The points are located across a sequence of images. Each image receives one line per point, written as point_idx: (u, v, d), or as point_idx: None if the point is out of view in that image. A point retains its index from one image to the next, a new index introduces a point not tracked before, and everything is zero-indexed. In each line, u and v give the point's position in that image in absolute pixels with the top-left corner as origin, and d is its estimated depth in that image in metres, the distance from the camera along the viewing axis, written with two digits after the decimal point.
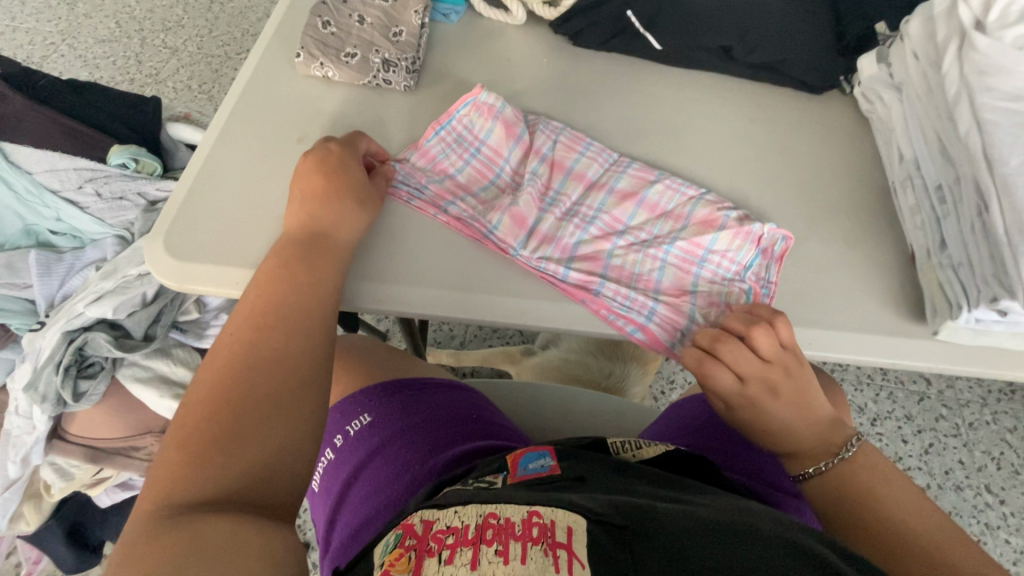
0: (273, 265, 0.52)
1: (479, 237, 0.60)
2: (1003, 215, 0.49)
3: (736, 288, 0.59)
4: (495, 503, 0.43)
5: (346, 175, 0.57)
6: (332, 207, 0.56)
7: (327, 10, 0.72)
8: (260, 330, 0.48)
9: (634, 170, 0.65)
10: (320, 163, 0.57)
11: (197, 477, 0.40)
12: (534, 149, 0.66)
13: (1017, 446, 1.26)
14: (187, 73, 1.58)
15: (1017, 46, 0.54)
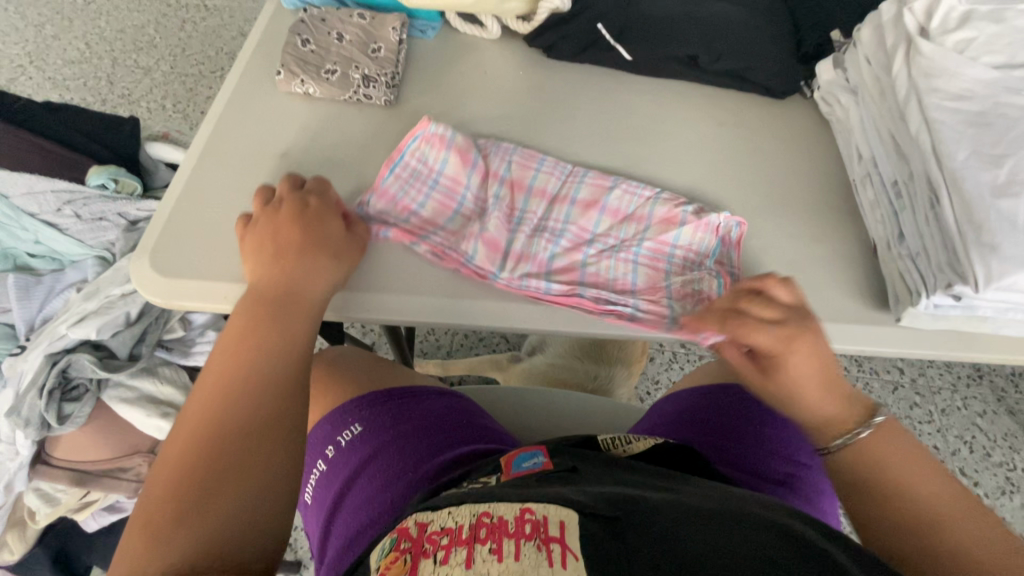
0: (238, 323, 0.52)
1: (459, 266, 0.61)
2: (953, 207, 0.53)
3: (707, 275, 0.62)
4: (487, 502, 0.44)
5: (315, 225, 0.57)
6: (300, 258, 0.55)
7: (307, 28, 0.74)
8: (227, 391, 0.48)
9: (590, 179, 0.67)
10: (293, 212, 0.57)
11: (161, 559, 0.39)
12: (491, 172, 0.67)
13: (987, 430, 1.31)
14: (162, 94, 1.58)
15: (958, 50, 0.58)
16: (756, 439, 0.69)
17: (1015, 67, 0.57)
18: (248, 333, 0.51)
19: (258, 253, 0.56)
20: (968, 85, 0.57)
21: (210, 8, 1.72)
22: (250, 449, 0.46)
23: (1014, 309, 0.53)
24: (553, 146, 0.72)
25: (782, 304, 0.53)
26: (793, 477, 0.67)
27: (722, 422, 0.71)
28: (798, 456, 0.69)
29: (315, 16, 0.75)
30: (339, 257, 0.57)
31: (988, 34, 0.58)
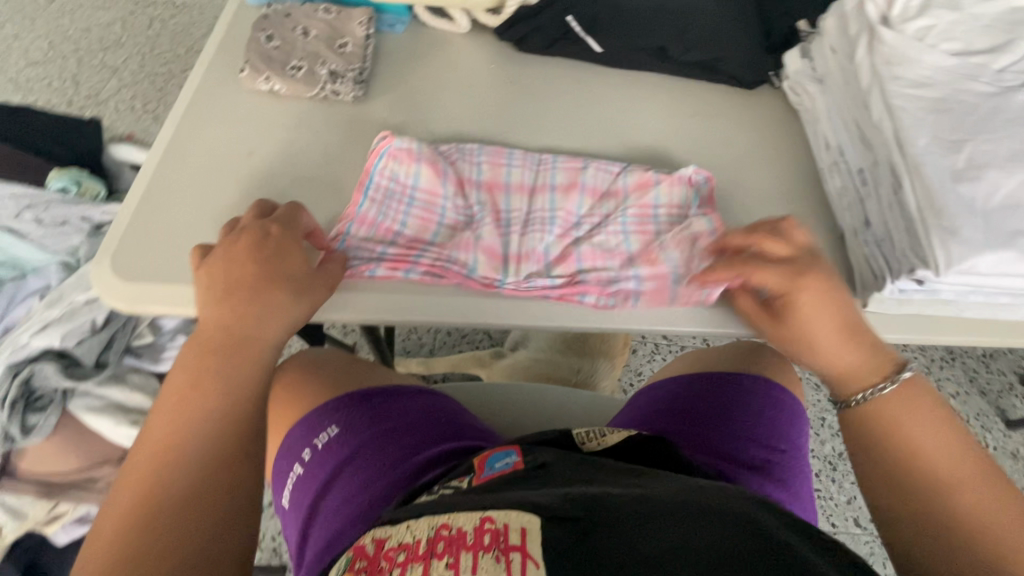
0: (184, 377, 0.48)
1: (459, 281, 0.59)
2: (915, 193, 0.54)
3: (695, 222, 0.62)
4: (446, 514, 0.44)
5: (275, 259, 0.53)
6: (256, 296, 0.51)
7: (271, 24, 0.72)
8: (171, 447, 0.45)
9: (562, 163, 0.67)
10: (252, 245, 0.53)
11: None
12: (466, 179, 0.65)
13: (961, 410, 1.34)
14: (130, 93, 1.54)
15: (919, 38, 0.59)
16: (734, 427, 0.70)
17: (973, 53, 0.58)
18: (195, 382, 0.47)
19: (211, 292, 0.51)
20: (928, 73, 0.58)
21: (178, 5, 1.68)
22: (191, 515, 0.42)
23: (975, 291, 0.54)
24: (524, 141, 0.72)
25: (794, 243, 0.55)
26: (770, 463, 0.68)
27: (700, 412, 0.71)
28: (775, 442, 0.70)
29: (279, 11, 0.73)
30: (301, 293, 0.53)
31: (947, 21, 0.59)
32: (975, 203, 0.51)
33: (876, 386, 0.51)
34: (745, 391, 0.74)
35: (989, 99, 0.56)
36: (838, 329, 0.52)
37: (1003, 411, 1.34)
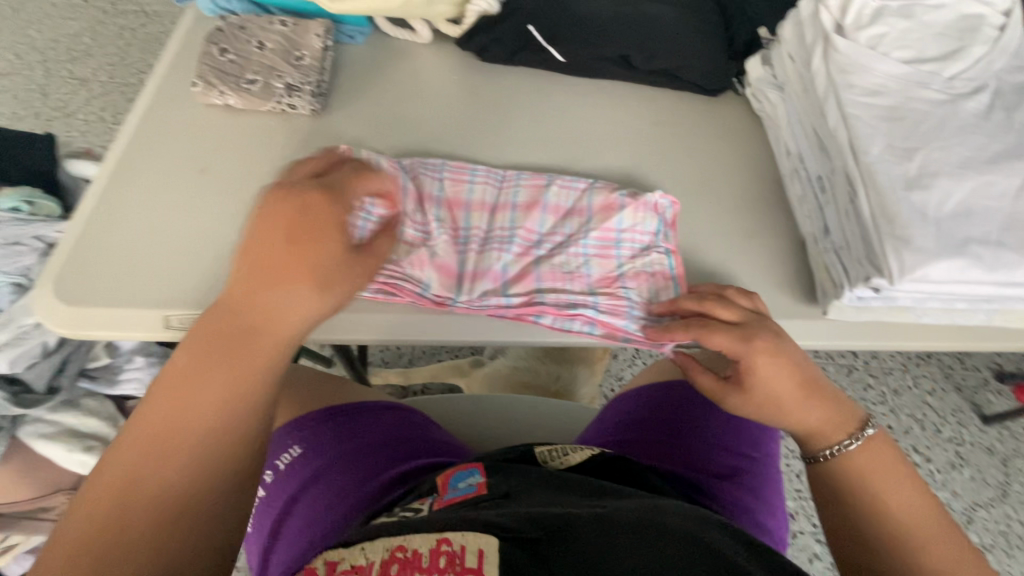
0: (190, 351, 0.39)
1: (412, 299, 0.58)
2: (869, 201, 0.54)
3: (655, 253, 0.61)
4: (402, 534, 0.42)
5: (316, 233, 0.42)
6: (286, 280, 0.40)
7: (225, 37, 0.71)
8: (159, 453, 0.37)
9: (526, 180, 0.66)
10: (297, 208, 0.42)
11: None
12: (426, 195, 0.63)
13: (936, 407, 1.30)
14: (100, 104, 1.50)
15: (872, 46, 0.59)
16: (704, 435, 0.68)
17: (924, 61, 0.59)
18: (201, 373, 0.38)
19: (245, 259, 0.41)
20: (881, 81, 0.58)
21: (150, 14, 1.65)
22: (186, 511, 0.37)
23: (931, 298, 0.54)
24: (486, 153, 0.71)
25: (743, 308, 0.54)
26: (740, 472, 0.66)
27: (668, 422, 0.70)
28: (746, 449, 0.68)
29: (234, 24, 0.72)
30: (339, 276, 0.43)
31: (899, 29, 0.60)
32: (927, 211, 0.52)
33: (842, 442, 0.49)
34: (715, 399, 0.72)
35: (939, 107, 0.57)
36: (798, 392, 0.50)
37: (978, 406, 1.31)
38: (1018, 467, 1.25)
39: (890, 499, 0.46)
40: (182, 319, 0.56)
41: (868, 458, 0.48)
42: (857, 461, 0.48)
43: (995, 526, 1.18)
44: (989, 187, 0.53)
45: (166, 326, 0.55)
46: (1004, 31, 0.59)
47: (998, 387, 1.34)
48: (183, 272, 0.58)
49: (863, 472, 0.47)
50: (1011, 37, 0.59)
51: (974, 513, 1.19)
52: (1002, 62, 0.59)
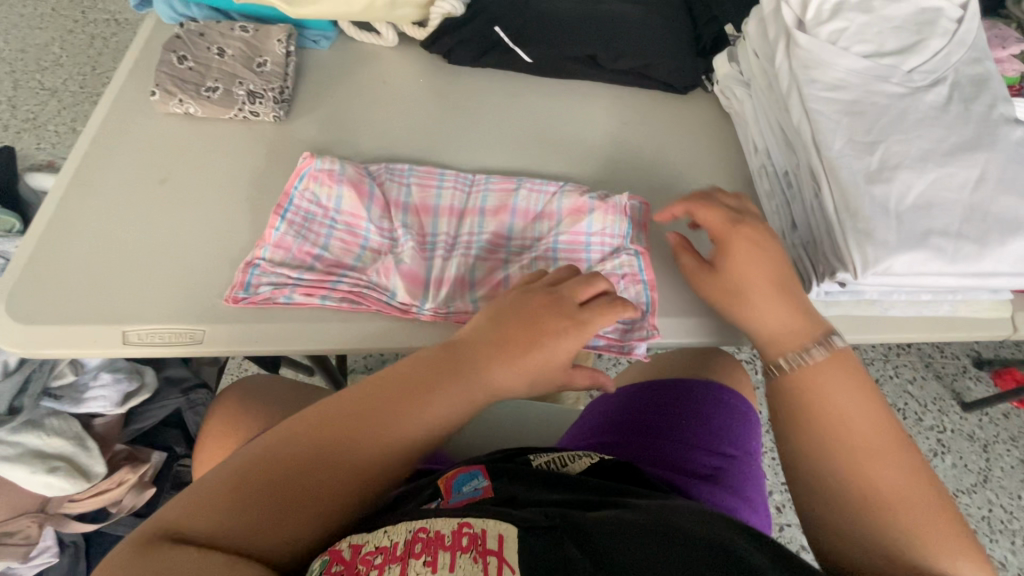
0: (413, 367, 0.49)
1: (378, 307, 0.57)
2: (833, 196, 0.54)
3: (625, 256, 0.61)
4: (423, 517, 0.41)
5: (550, 339, 0.51)
6: (506, 368, 0.50)
7: (183, 45, 0.69)
8: (348, 440, 0.45)
9: (494, 184, 0.65)
10: (543, 305, 0.52)
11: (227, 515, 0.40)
12: (392, 201, 0.62)
13: (917, 395, 1.32)
14: (71, 115, 1.46)
15: (832, 41, 0.60)
16: (685, 435, 0.67)
17: (884, 55, 0.59)
18: (403, 407, 0.47)
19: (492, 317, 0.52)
20: (842, 75, 0.58)
21: (120, 23, 1.62)
22: (353, 481, 0.45)
23: (897, 290, 0.55)
24: (455, 155, 0.70)
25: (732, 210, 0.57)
26: (720, 471, 0.65)
27: (648, 424, 0.68)
28: (727, 447, 0.67)
29: (193, 31, 0.70)
30: (527, 380, 0.51)
31: (859, 23, 0.60)
32: (889, 205, 0.52)
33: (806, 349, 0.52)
34: (696, 397, 0.70)
35: (899, 100, 0.57)
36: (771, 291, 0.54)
37: (958, 393, 1.33)
38: (999, 453, 1.26)
39: (848, 408, 0.48)
40: (141, 334, 0.54)
41: (835, 368, 0.50)
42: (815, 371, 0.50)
43: (978, 511, 1.20)
44: (950, 179, 0.53)
45: (124, 343, 0.54)
46: (961, 24, 0.60)
47: (977, 374, 1.35)
48: (143, 286, 0.56)
49: (828, 379, 0.50)
50: (967, 30, 0.60)
51: (957, 499, 1.20)
52: (960, 54, 0.59)
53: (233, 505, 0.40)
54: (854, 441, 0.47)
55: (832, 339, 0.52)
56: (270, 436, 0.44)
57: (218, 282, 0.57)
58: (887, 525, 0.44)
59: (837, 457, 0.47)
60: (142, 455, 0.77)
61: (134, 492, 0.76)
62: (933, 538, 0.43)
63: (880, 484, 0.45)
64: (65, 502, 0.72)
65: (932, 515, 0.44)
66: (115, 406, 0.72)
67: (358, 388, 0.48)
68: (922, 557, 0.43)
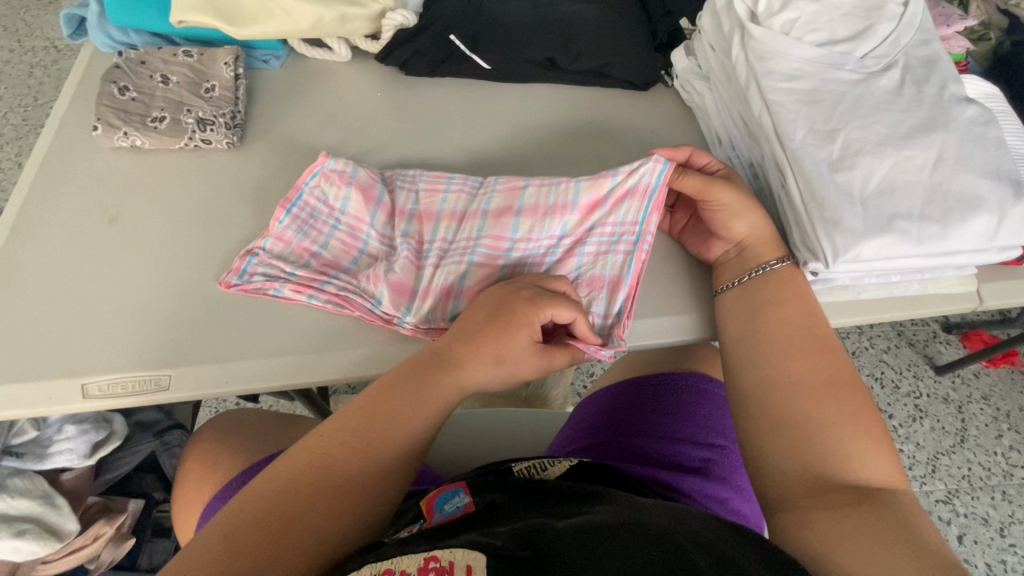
0: (387, 378, 0.50)
1: (361, 313, 0.55)
2: (798, 185, 0.54)
3: (622, 249, 0.58)
4: (390, 556, 0.39)
5: (507, 323, 0.50)
6: (468, 363, 0.50)
7: (124, 75, 0.66)
8: (333, 458, 0.45)
9: (503, 184, 0.61)
10: (496, 300, 0.52)
11: (213, 559, 0.39)
12: (399, 208, 0.60)
13: (893, 363, 1.35)
14: (15, 151, 1.39)
15: (785, 31, 0.60)
16: (670, 427, 0.67)
17: (836, 42, 0.60)
18: (379, 421, 0.47)
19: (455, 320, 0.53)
20: (797, 65, 0.59)
21: (61, 49, 1.55)
22: (341, 494, 0.44)
23: (868, 275, 0.56)
24: (420, 169, 0.68)
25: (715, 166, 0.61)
26: (709, 463, 0.65)
27: (635, 421, 0.68)
28: (714, 438, 0.67)
29: (132, 59, 0.67)
30: (497, 372, 0.51)
31: (809, 13, 0.60)
32: (853, 192, 0.52)
33: (768, 263, 0.55)
34: (678, 389, 0.71)
35: (855, 87, 0.58)
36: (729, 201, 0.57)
37: (930, 358, 1.36)
38: (973, 412, 1.31)
39: (780, 312, 0.52)
40: (102, 386, 0.51)
41: (763, 286, 0.54)
42: (762, 282, 0.54)
43: (959, 471, 1.24)
44: (908, 162, 0.54)
45: (83, 397, 0.51)
46: (907, 7, 0.61)
47: (947, 339, 1.39)
48: (97, 338, 0.53)
49: (756, 296, 0.54)
50: (914, 12, 0.61)
51: (937, 461, 1.24)
52: (909, 37, 0.60)
53: (216, 557, 0.39)
54: (778, 350, 0.50)
55: (768, 265, 0.55)
56: (249, 488, 0.43)
57: (181, 323, 0.55)
58: (798, 416, 0.46)
59: (762, 357, 0.50)
60: (117, 505, 0.74)
61: (113, 545, 0.73)
62: (837, 441, 0.45)
63: (800, 389, 0.48)
64: (37, 565, 0.67)
65: (849, 423, 0.45)
66: (83, 457, 0.69)
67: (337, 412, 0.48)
68: (825, 456, 0.44)
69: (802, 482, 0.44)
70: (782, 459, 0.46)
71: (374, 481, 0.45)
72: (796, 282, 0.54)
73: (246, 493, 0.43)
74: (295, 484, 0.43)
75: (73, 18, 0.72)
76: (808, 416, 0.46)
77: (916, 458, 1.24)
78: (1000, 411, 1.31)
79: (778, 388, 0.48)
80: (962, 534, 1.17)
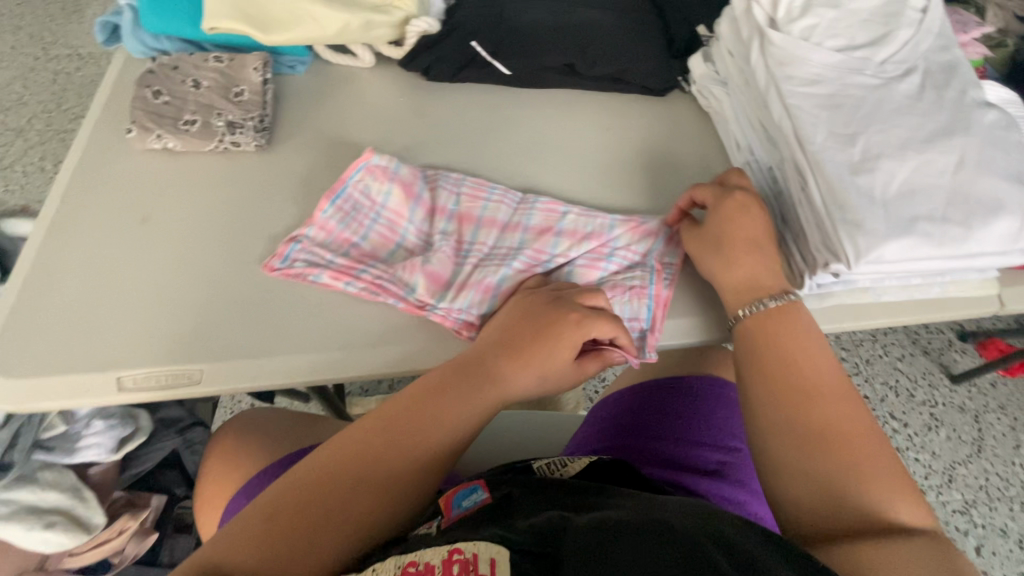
0: (432, 380, 0.50)
1: (396, 300, 0.57)
2: (819, 188, 0.55)
3: (641, 271, 0.59)
4: (414, 550, 0.40)
5: (551, 339, 0.52)
6: (510, 371, 0.51)
7: (157, 79, 0.68)
8: (376, 456, 0.46)
9: (542, 204, 0.63)
10: (538, 310, 0.53)
11: (260, 543, 0.40)
12: (438, 207, 0.62)
13: (907, 371, 1.34)
14: (39, 154, 1.43)
15: (805, 38, 0.61)
16: (690, 431, 0.67)
17: (856, 48, 0.60)
18: (423, 424, 0.48)
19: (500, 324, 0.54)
20: (817, 70, 0.59)
21: (85, 57, 1.58)
22: (382, 492, 0.45)
23: (888, 277, 0.56)
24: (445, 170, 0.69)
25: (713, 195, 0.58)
26: (726, 466, 0.65)
27: (651, 421, 0.68)
28: (731, 441, 0.68)
29: (166, 64, 0.69)
30: (536, 384, 0.52)
31: (829, 19, 0.61)
32: (874, 194, 0.53)
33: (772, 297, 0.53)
34: (695, 393, 0.71)
35: (874, 91, 0.58)
36: (741, 227, 0.55)
37: (945, 366, 1.35)
38: (989, 422, 1.29)
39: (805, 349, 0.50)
40: (136, 378, 0.53)
41: (783, 322, 0.51)
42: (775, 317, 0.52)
43: (975, 481, 1.22)
44: (929, 165, 0.54)
45: (118, 389, 0.52)
46: (926, 13, 0.61)
47: (963, 347, 1.38)
48: (131, 334, 0.55)
49: (776, 329, 0.51)
50: (933, 19, 0.61)
51: (953, 471, 1.23)
52: (928, 42, 0.61)
53: (256, 541, 0.40)
54: (803, 388, 0.48)
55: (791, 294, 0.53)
56: (293, 473, 0.45)
57: (211, 319, 0.56)
58: (821, 454, 0.45)
59: (784, 398, 0.48)
60: (142, 501, 0.76)
61: (136, 539, 0.74)
62: (860, 449, 0.45)
63: (827, 429, 0.46)
64: (65, 556, 0.70)
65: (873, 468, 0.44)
66: (109, 452, 0.70)
67: (380, 407, 0.49)
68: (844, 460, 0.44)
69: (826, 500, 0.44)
70: (804, 466, 0.45)
71: (413, 484, 0.46)
72: (804, 317, 0.52)
73: (293, 476, 0.44)
74: (340, 477, 0.44)
75: (107, 25, 0.75)
76: (834, 460, 0.45)
77: (932, 468, 1.23)
78: (1017, 420, 1.30)
79: (804, 426, 0.47)
80: (979, 545, 1.15)
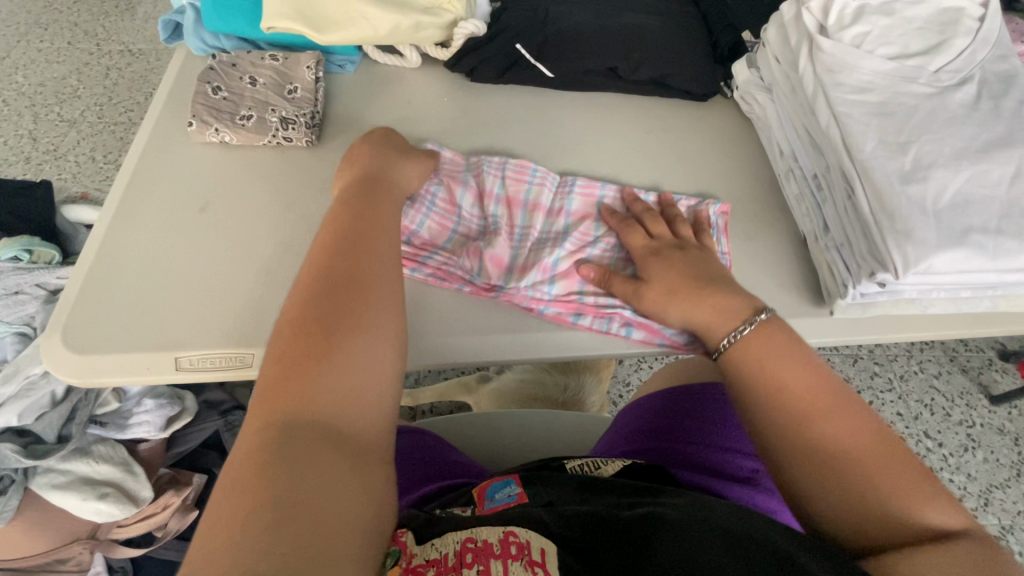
0: (354, 205, 0.53)
1: (461, 285, 0.60)
2: (867, 196, 0.54)
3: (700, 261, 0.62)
4: (470, 528, 0.42)
5: (407, 162, 0.61)
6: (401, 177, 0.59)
7: (216, 75, 0.71)
8: (343, 272, 0.46)
9: (581, 187, 0.66)
10: (388, 141, 0.62)
11: (305, 388, 0.38)
12: (485, 192, 0.65)
13: (943, 390, 1.30)
14: (90, 146, 1.50)
15: (856, 45, 0.60)
16: (723, 437, 0.66)
17: (908, 56, 0.60)
18: (370, 238, 0.50)
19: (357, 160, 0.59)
20: (868, 77, 0.59)
21: (135, 53, 1.65)
22: (368, 303, 0.45)
23: (936, 288, 0.55)
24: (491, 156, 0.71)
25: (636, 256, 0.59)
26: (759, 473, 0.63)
27: (685, 425, 0.68)
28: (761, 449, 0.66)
29: (225, 62, 0.72)
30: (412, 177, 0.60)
31: (882, 26, 0.60)
32: (926, 204, 0.52)
33: (737, 329, 0.50)
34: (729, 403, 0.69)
35: (927, 100, 0.58)
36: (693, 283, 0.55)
37: (985, 386, 1.31)
38: None
39: (787, 375, 0.47)
40: (192, 359, 0.55)
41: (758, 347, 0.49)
42: (750, 346, 0.49)
43: (1013, 506, 1.18)
44: (984, 176, 0.54)
45: (176, 368, 0.55)
46: (983, 22, 0.60)
47: (1004, 366, 1.33)
48: (186, 317, 0.57)
49: (761, 359, 0.48)
50: (991, 27, 0.60)
51: (990, 494, 1.19)
52: (986, 52, 0.60)
53: (292, 374, 0.39)
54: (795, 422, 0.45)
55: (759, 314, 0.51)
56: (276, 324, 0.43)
57: (263, 306, 0.59)
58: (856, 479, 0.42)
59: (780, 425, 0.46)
60: (183, 477, 0.79)
61: (179, 514, 0.79)
62: (885, 470, 0.41)
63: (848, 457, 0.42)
64: (115, 527, 0.74)
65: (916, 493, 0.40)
66: (157, 431, 0.74)
67: (320, 246, 0.49)
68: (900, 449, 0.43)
69: (856, 503, 0.41)
70: (831, 495, 0.42)
71: (391, 297, 0.47)
72: (772, 338, 0.49)
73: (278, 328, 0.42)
74: (320, 307, 0.43)
75: (170, 23, 0.78)
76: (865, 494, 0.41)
77: (967, 490, 1.19)
78: None
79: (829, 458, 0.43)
80: None
